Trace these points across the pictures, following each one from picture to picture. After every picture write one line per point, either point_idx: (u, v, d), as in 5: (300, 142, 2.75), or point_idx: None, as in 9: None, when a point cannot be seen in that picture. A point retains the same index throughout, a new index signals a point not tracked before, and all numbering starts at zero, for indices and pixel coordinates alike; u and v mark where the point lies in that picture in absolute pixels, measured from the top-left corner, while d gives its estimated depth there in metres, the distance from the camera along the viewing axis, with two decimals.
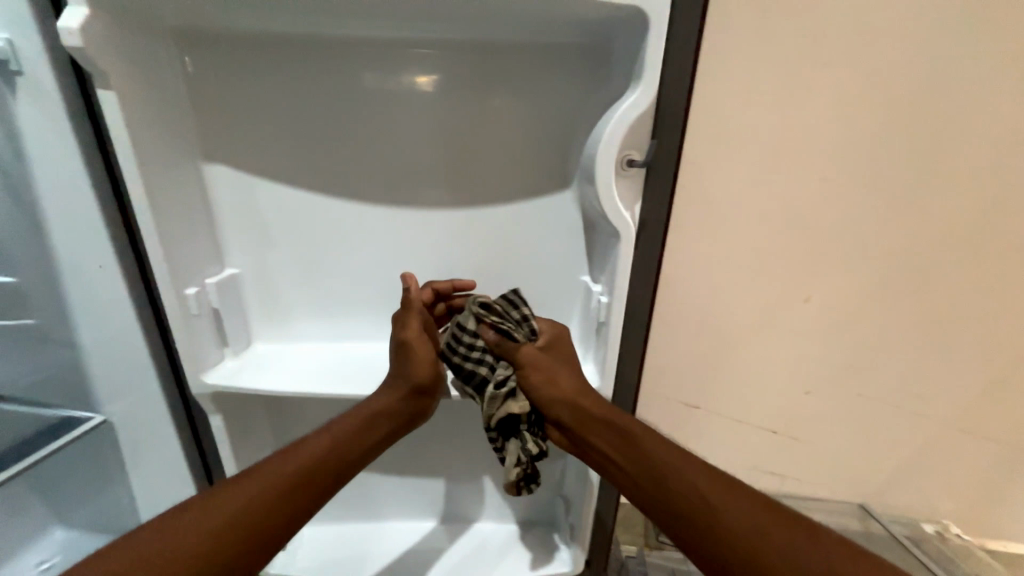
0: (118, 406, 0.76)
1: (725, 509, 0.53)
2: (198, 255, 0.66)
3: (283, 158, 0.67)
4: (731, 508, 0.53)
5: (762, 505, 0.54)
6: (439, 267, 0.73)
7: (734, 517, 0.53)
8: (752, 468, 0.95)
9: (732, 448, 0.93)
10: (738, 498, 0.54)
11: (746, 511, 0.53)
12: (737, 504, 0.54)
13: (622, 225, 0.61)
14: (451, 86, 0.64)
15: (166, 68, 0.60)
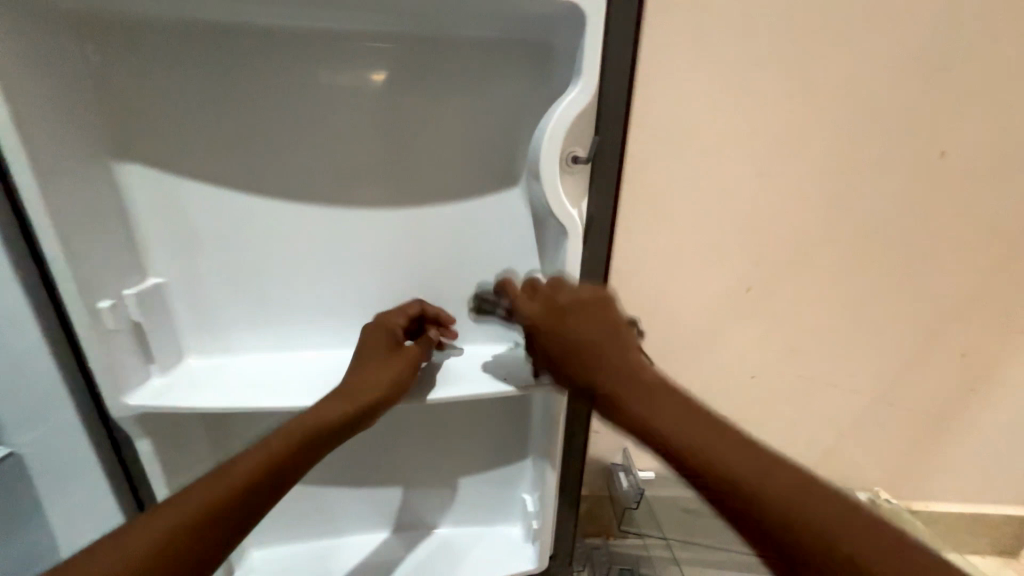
0: (23, 438, 0.66)
1: (752, 484, 0.48)
2: (113, 263, 0.60)
3: (209, 156, 0.62)
4: (761, 481, 0.48)
5: (785, 472, 0.48)
6: (388, 269, 0.70)
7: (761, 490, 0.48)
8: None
9: None
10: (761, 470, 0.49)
11: (776, 480, 0.48)
12: (763, 474, 0.49)
13: (569, 221, 0.60)
14: (402, 83, 0.62)
15: (70, 58, 0.54)
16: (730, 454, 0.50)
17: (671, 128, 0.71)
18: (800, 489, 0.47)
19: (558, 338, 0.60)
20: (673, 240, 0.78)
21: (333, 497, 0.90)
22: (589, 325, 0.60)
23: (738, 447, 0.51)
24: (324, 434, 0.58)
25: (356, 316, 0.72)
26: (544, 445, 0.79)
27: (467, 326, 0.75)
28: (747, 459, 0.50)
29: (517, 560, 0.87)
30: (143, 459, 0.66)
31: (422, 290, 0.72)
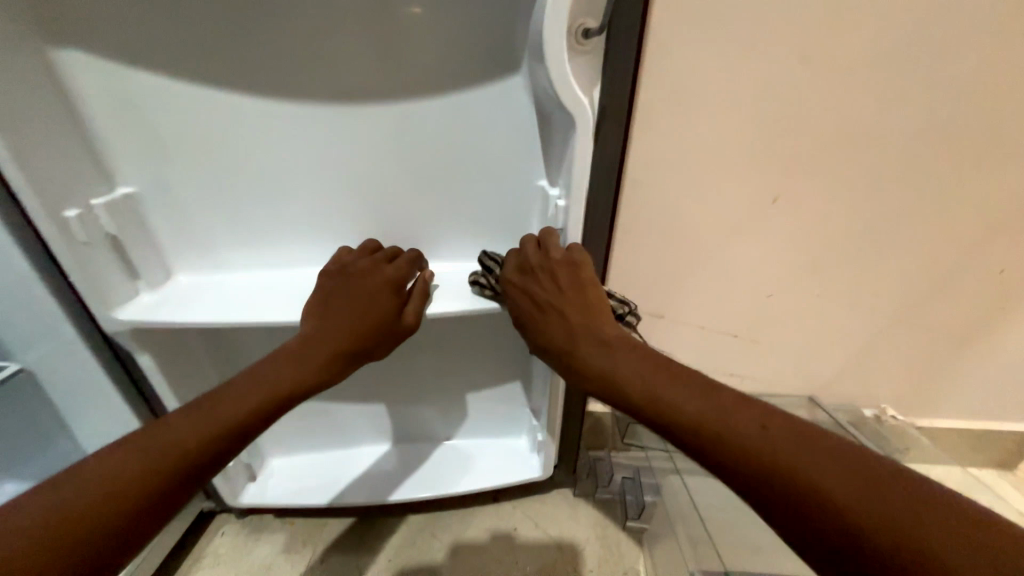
0: (28, 356, 0.68)
1: (743, 440, 0.43)
2: (72, 171, 0.55)
3: (156, 40, 0.53)
4: (755, 438, 0.43)
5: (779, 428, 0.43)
6: (377, 177, 0.64)
7: (754, 447, 0.43)
8: (712, 372, 0.98)
9: (696, 354, 0.94)
10: (755, 426, 0.44)
11: (772, 438, 0.43)
12: (760, 434, 0.43)
13: (578, 112, 0.52)
14: None
15: None
16: (722, 414, 0.46)
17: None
18: (800, 449, 0.41)
19: (540, 307, 0.59)
20: (697, 143, 0.69)
21: (346, 412, 0.93)
22: (568, 291, 0.59)
23: (732, 409, 0.46)
24: (318, 371, 0.57)
25: (348, 230, 0.67)
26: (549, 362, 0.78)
27: (466, 240, 0.70)
28: (739, 417, 0.45)
29: (524, 468, 0.91)
30: (147, 374, 0.67)
31: (417, 202, 0.66)
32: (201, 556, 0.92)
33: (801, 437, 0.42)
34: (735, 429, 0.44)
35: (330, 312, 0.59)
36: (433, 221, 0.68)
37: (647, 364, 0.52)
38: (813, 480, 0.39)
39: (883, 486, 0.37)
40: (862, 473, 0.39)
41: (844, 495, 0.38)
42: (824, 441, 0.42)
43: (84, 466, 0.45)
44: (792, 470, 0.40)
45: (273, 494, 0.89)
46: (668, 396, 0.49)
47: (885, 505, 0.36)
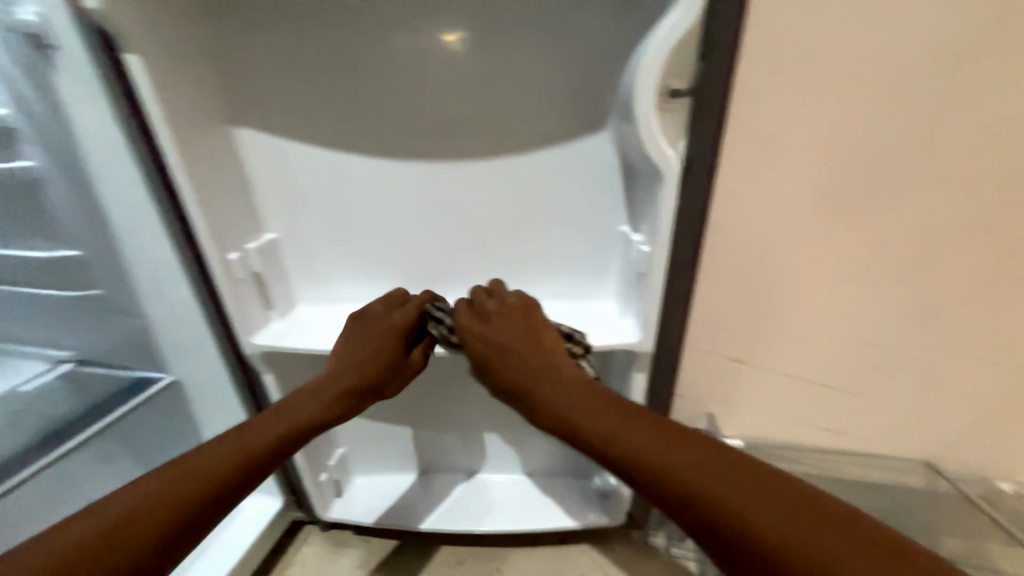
0: (180, 370, 0.84)
1: (692, 482, 0.44)
2: (235, 221, 0.68)
3: (305, 116, 0.65)
4: (652, 456, 0.46)
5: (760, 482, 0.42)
6: (472, 222, 0.71)
7: (652, 465, 0.46)
8: (803, 425, 0.90)
9: (782, 404, 0.89)
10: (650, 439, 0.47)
11: (660, 452, 0.46)
12: (688, 467, 0.45)
13: (665, 164, 0.54)
14: (480, 40, 0.59)
15: (191, 36, 0.59)
16: (677, 456, 0.46)
17: (797, 51, 0.58)
18: (691, 458, 0.45)
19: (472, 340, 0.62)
20: (785, 189, 0.67)
21: (431, 437, 0.98)
22: (515, 328, 0.62)
23: (632, 425, 0.49)
24: (333, 405, 0.63)
25: (443, 270, 0.74)
26: None
27: (548, 282, 0.74)
28: (639, 434, 0.48)
29: (597, 511, 0.93)
30: (269, 390, 0.79)
31: (507, 244, 0.72)
32: (288, 561, 1.00)
33: (687, 446, 0.46)
34: (635, 447, 0.48)
35: (348, 354, 0.65)
36: (518, 264, 0.73)
37: (565, 382, 0.56)
38: (700, 489, 0.43)
39: (757, 487, 0.42)
40: (736, 471, 0.44)
41: (729, 501, 0.42)
42: (705, 443, 0.46)
43: (124, 499, 0.49)
44: (677, 480, 0.44)
45: (366, 512, 0.95)
46: (627, 441, 0.48)
47: (760, 509, 0.41)
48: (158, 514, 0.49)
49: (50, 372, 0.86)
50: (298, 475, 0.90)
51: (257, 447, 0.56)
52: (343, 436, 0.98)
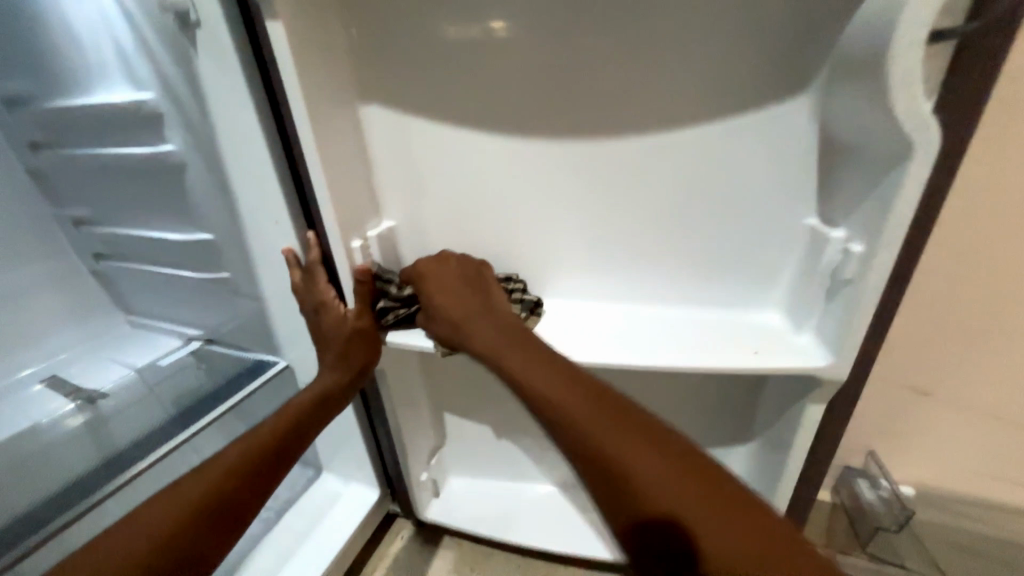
0: (293, 356, 0.84)
1: (653, 494, 0.36)
2: (361, 208, 0.65)
3: (438, 95, 0.61)
4: (601, 436, 0.40)
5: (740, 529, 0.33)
6: (608, 211, 0.63)
7: (633, 481, 0.37)
8: (991, 473, 0.73)
9: (970, 445, 0.72)
10: (603, 416, 0.41)
11: (614, 433, 0.40)
12: (660, 481, 0.36)
13: (908, 131, 0.41)
14: (529, 20, 0.55)
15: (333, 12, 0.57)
16: (652, 463, 0.37)
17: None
18: (642, 445, 0.39)
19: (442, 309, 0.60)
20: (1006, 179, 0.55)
21: (530, 449, 0.92)
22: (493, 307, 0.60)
23: (592, 400, 0.43)
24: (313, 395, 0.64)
25: (572, 264, 0.67)
26: (783, 440, 0.64)
27: (695, 284, 0.64)
28: (597, 411, 0.42)
29: None
30: (378, 382, 0.77)
31: (648, 236, 0.63)
32: (382, 555, 0.99)
33: (646, 434, 0.40)
34: (584, 425, 0.41)
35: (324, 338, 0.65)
36: (661, 261, 0.64)
37: (531, 353, 0.51)
38: (641, 482, 0.36)
39: (719, 499, 0.35)
40: (699, 478, 0.36)
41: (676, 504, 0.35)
42: (671, 440, 0.39)
43: (144, 511, 0.48)
44: (620, 466, 0.38)
45: (462, 522, 0.91)
46: (590, 430, 0.41)
47: (707, 523, 0.33)
48: (215, 496, 0.51)
49: (185, 348, 0.97)
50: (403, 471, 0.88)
51: (269, 438, 0.58)
52: (445, 435, 0.95)
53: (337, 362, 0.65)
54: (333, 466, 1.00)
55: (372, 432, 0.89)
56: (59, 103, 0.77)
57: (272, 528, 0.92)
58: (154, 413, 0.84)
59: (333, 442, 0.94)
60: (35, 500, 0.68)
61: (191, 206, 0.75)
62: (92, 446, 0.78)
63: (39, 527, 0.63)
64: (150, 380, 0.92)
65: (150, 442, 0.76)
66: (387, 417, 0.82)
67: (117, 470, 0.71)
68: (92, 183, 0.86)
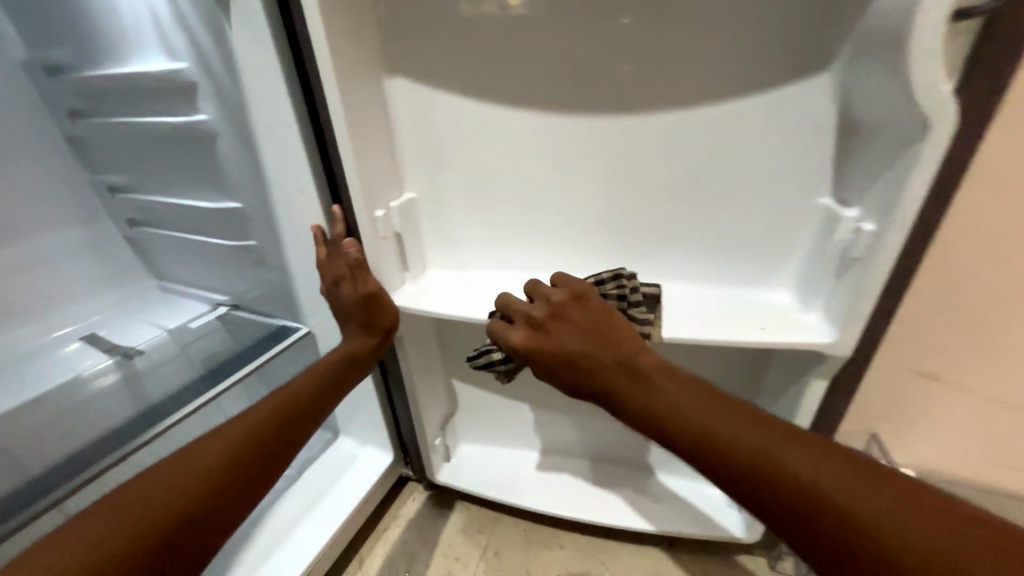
0: (316, 323, 0.88)
1: (774, 461, 0.40)
2: (383, 180, 0.67)
3: (460, 69, 0.62)
4: (716, 427, 0.43)
5: (849, 469, 0.39)
6: (623, 185, 0.64)
7: (761, 460, 0.40)
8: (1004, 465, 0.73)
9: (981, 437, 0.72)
10: (788, 444, 0.41)
11: (716, 418, 0.43)
12: (766, 441, 0.41)
13: (931, 109, 0.41)
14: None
15: None
16: (767, 438, 0.41)
17: None
18: (776, 440, 0.41)
19: (554, 350, 0.53)
20: None
21: (541, 421, 0.96)
22: (578, 317, 0.53)
23: (760, 429, 0.42)
24: (334, 361, 0.68)
25: (589, 238, 0.69)
26: (789, 413, 0.66)
27: (707, 262, 0.65)
28: (780, 444, 0.41)
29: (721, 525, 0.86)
30: (398, 348, 0.81)
31: (664, 211, 0.64)
32: (396, 514, 1.04)
33: (831, 460, 0.39)
34: (695, 420, 0.44)
35: (344, 311, 0.68)
36: (673, 237, 0.65)
37: (681, 383, 0.46)
38: (785, 467, 0.39)
39: (869, 476, 0.38)
40: (813, 446, 0.40)
41: (912, 534, 0.35)
42: (858, 459, 0.40)
43: (184, 452, 0.51)
44: (777, 465, 0.40)
45: (476, 487, 0.96)
46: (701, 418, 0.44)
47: (868, 501, 0.37)
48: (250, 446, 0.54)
49: (213, 312, 1.02)
50: (418, 434, 0.93)
51: (298, 397, 0.62)
52: (457, 403, 0.99)
53: (359, 329, 0.69)
54: (351, 431, 1.05)
55: (390, 398, 0.93)
56: (96, 73, 0.80)
57: (292, 485, 0.97)
58: (185, 371, 0.89)
59: (351, 407, 0.99)
60: (81, 443, 0.73)
61: (221, 174, 0.78)
62: (130, 399, 0.84)
63: (87, 466, 0.68)
64: (180, 341, 0.97)
65: (184, 396, 0.81)
66: (405, 382, 0.86)
67: (154, 421, 0.77)
68: (126, 151, 0.90)
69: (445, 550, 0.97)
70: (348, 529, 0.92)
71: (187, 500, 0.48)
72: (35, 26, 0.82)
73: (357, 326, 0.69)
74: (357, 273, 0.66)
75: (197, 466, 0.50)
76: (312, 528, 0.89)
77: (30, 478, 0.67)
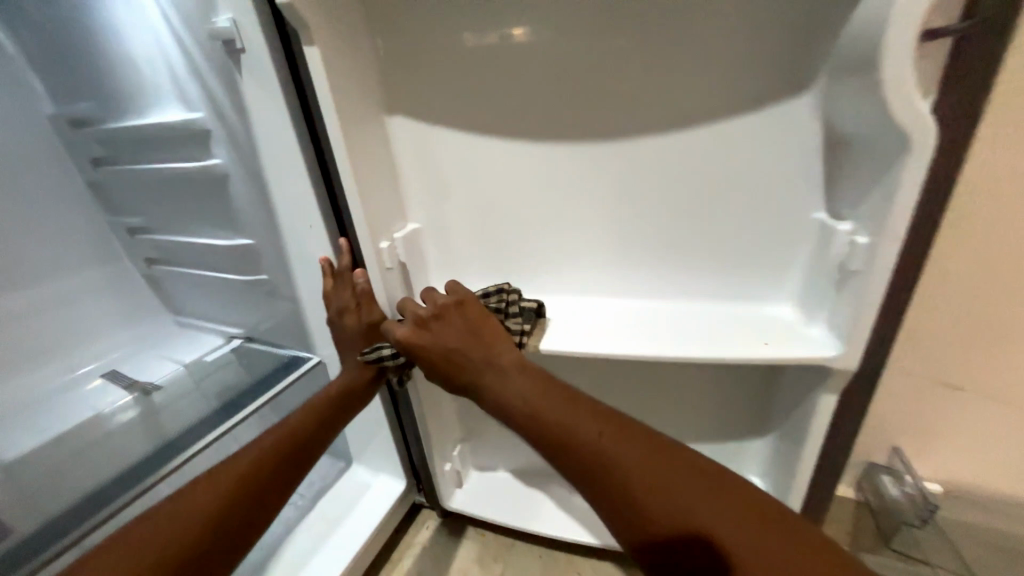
0: (326, 353, 0.89)
1: (594, 449, 0.45)
2: (386, 212, 0.70)
3: (456, 105, 0.66)
4: (553, 416, 0.49)
5: (653, 453, 0.44)
6: (618, 208, 0.66)
7: (585, 445, 0.46)
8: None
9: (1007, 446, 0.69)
10: (611, 433, 0.46)
11: (554, 410, 0.49)
12: (590, 429, 0.47)
13: (912, 125, 0.42)
14: (531, 35, 0.59)
15: (361, 31, 0.63)
16: (602, 431, 0.46)
17: None
18: (594, 428, 0.47)
19: (433, 349, 0.58)
20: None
21: None
22: (456, 323, 0.59)
23: (597, 420, 0.47)
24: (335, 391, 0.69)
25: (589, 260, 0.71)
26: (799, 429, 0.65)
27: (705, 278, 0.66)
28: (608, 436, 0.46)
29: None
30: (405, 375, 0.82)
31: (661, 231, 0.65)
32: (409, 544, 1.03)
33: (643, 447, 0.45)
34: (537, 412, 0.50)
35: (350, 341, 0.70)
36: (672, 256, 0.66)
37: (542, 389, 0.52)
38: (602, 455, 0.45)
39: (688, 470, 0.43)
40: (628, 434, 0.46)
41: (711, 523, 0.39)
42: (675, 450, 0.45)
43: (189, 490, 0.53)
44: (590, 448, 0.46)
45: (488, 514, 0.95)
46: (544, 411, 0.50)
47: (666, 485, 0.42)
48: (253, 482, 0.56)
49: (227, 345, 1.05)
50: (428, 460, 0.93)
51: (299, 430, 0.64)
52: (466, 427, 0.99)
53: (364, 359, 0.70)
54: (362, 459, 1.05)
55: (399, 425, 0.93)
56: (118, 125, 0.86)
57: (306, 516, 0.97)
58: (200, 404, 0.91)
59: (362, 435, 1.00)
60: (100, 480, 0.75)
61: (233, 213, 0.82)
62: (148, 433, 0.86)
63: (106, 502, 0.70)
64: (196, 375, 0.99)
65: (199, 429, 0.83)
66: (414, 408, 0.87)
67: (170, 455, 0.78)
68: (146, 195, 0.95)
69: None
70: (361, 560, 0.91)
71: (191, 539, 0.49)
72: (64, 85, 0.89)
73: (362, 356, 0.70)
74: (364, 303, 0.68)
75: (200, 505, 0.52)
76: (326, 560, 0.88)
77: (52, 517, 0.69)
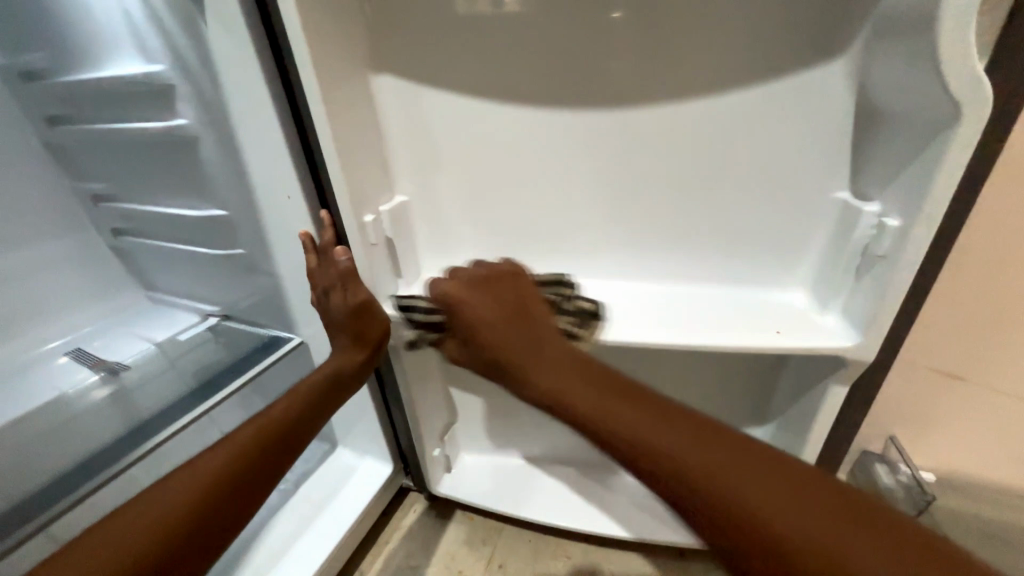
0: (309, 333, 0.84)
1: (679, 462, 0.38)
2: (372, 183, 0.64)
3: (450, 64, 0.59)
4: (614, 416, 0.43)
5: (753, 467, 0.37)
6: (625, 183, 0.61)
7: (664, 459, 0.39)
8: None
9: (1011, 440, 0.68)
10: (690, 441, 0.39)
11: (619, 410, 0.43)
12: (671, 438, 0.40)
13: (963, 93, 0.37)
14: None
15: None
16: (684, 439, 0.39)
17: None
18: (675, 436, 0.40)
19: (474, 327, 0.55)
20: None
21: (544, 428, 0.93)
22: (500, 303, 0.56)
23: (670, 428, 0.41)
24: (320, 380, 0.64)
25: (592, 239, 0.66)
26: (805, 419, 0.63)
27: (718, 262, 0.62)
28: (690, 443, 0.39)
29: None
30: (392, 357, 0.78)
31: (671, 208, 0.61)
32: (396, 527, 1.01)
33: (741, 458, 0.38)
34: (596, 412, 0.44)
35: (335, 324, 0.65)
36: (680, 236, 0.62)
37: (592, 376, 0.47)
38: (687, 466, 0.38)
39: (795, 484, 0.36)
40: (719, 442, 0.39)
41: (797, 522, 0.34)
42: (778, 462, 0.38)
43: (156, 491, 0.48)
44: (673, 463, 0.38)
45: (477, 499, 0.93)
46: (606, 413, 0.43)
47: (773, 502, 0.35)
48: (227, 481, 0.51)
49: (204, 323, 0.99)
50: (416, 445, 0.90)
51: (280, 421, 0.59)
52: (456, 412, 0.95)
53: (351, 344, 0.65)
54: (348, 443, 1.02)
55: (386, 409, 0.90)
56: (73, 78, 0.77)
57: (290, 499, 0.94)
58: (175, 385, 0.86)
59: (348, 418, 0.96)
60: (67, 464, 0.71)
61: (205, 180, 0.75)
62: (118, 415, 0.81)
63: (72, 488, 0.65)
64: (171, 354, 0.94)
65: (173, 412, 0.78)
66: (401, 392, 0.83)
67: (142, 439, 0.74)
68: (109, 159, 0.87)
69: (447, 564, 0.94)
70: (347, 545, 0.89)
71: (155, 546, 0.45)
72: (10, 31, 0.79)
73: (348, 341, 0.65)
74: (349, 283, 0.63)
75: (168, 509, 0.47)
76: (310, 545, 0.86)
77: (15, 502, 0.65)
